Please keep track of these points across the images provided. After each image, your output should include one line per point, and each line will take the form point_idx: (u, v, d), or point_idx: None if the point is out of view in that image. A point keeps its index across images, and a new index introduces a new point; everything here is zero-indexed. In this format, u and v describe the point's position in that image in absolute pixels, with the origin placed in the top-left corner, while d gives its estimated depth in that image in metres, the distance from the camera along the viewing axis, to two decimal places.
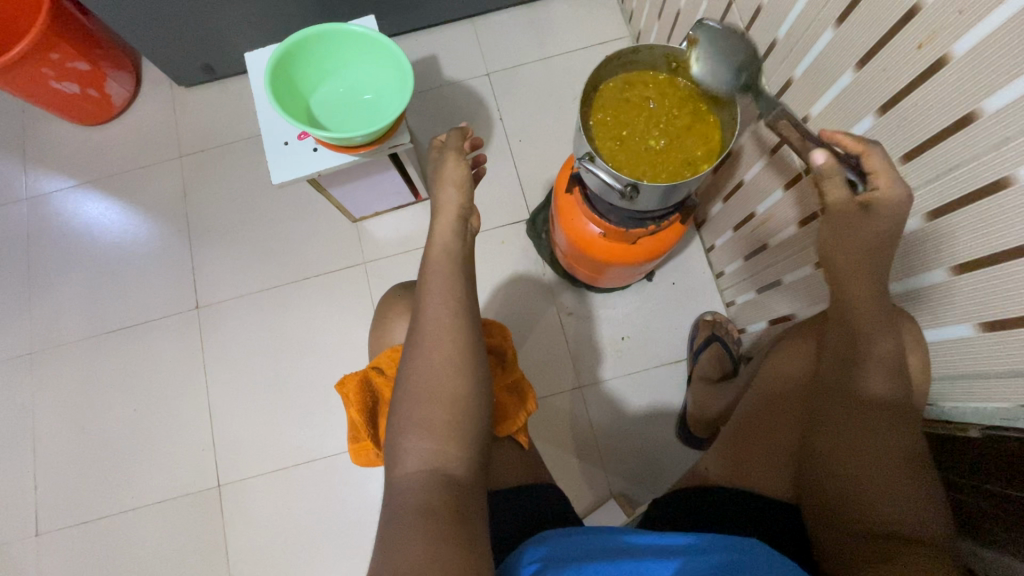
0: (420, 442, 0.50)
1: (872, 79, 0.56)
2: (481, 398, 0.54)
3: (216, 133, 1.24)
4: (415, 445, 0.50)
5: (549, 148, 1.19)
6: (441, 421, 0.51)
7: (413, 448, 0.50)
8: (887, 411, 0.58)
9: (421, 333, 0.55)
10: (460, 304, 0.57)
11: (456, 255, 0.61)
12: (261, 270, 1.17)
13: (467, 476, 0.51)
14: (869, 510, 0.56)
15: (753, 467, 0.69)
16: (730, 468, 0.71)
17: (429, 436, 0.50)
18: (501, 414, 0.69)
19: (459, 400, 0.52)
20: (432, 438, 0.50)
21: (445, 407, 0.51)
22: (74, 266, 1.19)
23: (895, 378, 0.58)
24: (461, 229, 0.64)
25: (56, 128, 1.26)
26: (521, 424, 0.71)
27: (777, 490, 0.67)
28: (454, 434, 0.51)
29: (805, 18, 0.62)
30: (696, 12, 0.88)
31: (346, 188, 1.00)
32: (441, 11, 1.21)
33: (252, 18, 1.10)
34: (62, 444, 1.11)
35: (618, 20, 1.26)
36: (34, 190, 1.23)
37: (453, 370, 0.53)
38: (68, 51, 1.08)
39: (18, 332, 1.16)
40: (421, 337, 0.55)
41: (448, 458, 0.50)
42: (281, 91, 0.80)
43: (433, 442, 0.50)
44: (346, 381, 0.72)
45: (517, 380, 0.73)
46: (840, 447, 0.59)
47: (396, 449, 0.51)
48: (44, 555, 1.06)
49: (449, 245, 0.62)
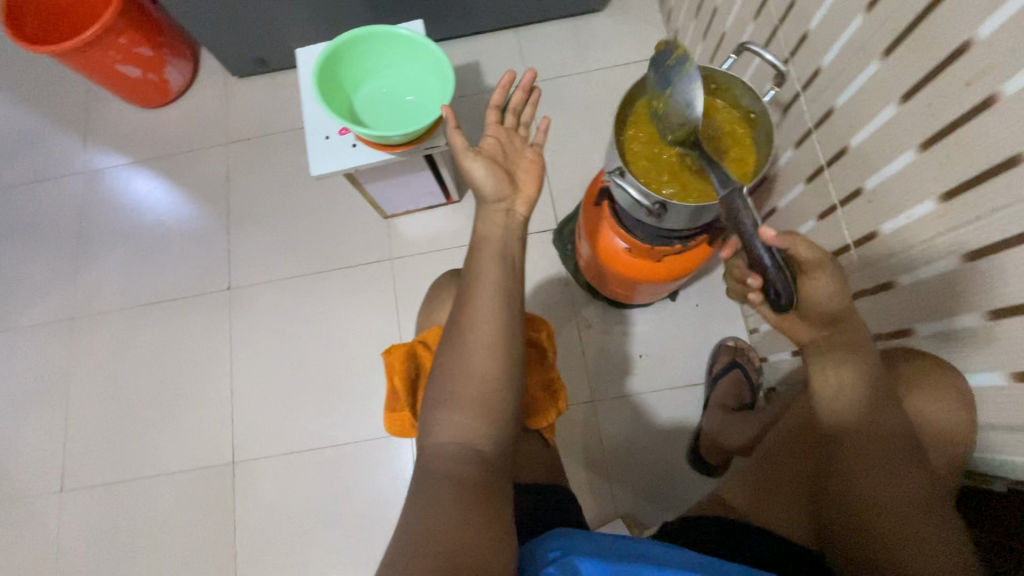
0: (451, 417, 0.50)
1: (916, 113, 0.55)
2: (513, 382, 0.52)
3: (263, 123, 1.29)
4: (447, 419, 0.50)
5: (582, 160, 1.20)
6: (473, 399, 0.50)
7: (446, 421, 0.50)
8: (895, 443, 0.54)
9: (462, 307, 0.54)
10: (502, 281, 0.55)
11: (504, 245, 0.58)
12: (292, 258, 1.21)
13: (489, 462, 0.49)
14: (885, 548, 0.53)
15: (774, 504, 0.67)
16: (753, 501, 0.69)
17: (460, 414, 0.50)
18: (534, 408, 0.70)
19: (492, 386, 0.50)
20: (466, 414, 0.49)
21: (476, 386, 0.50)
22: (120, 238, 1.26)
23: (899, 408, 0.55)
24: (505, 222, 0.60)
25: (116, 108, 1.34)
26: (550, 421, 0.71)
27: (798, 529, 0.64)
28: (484, 414, 0.50)
29: (851, 48, 0.62)
30: (741, 36, 0.88)
31: (381, 185, 1.03)
32: (488, 19, 1.24)
33: (307, 16, 1.15)
34: (92, 406, 1.16)
35: (662, 38, 1.26)
36: (91, 164, 1.31)
37: (492, 351, 0.51)
38: (134, 37, 1.15)
39: (64, 296, 1.23)
40: (462, 321, 0.53)
41: (475, 438, 0.49)
42: (327, 88, 0.83)
43: (462, 418, 0.49)
44: (393, 349, 0.73)
45: (553, 378, 0.73)
46: (863, 492, 0.54)
47: (427, 424, 0.51)
48: (65, 511, 1.11)
49: (495, 235, 0.58)
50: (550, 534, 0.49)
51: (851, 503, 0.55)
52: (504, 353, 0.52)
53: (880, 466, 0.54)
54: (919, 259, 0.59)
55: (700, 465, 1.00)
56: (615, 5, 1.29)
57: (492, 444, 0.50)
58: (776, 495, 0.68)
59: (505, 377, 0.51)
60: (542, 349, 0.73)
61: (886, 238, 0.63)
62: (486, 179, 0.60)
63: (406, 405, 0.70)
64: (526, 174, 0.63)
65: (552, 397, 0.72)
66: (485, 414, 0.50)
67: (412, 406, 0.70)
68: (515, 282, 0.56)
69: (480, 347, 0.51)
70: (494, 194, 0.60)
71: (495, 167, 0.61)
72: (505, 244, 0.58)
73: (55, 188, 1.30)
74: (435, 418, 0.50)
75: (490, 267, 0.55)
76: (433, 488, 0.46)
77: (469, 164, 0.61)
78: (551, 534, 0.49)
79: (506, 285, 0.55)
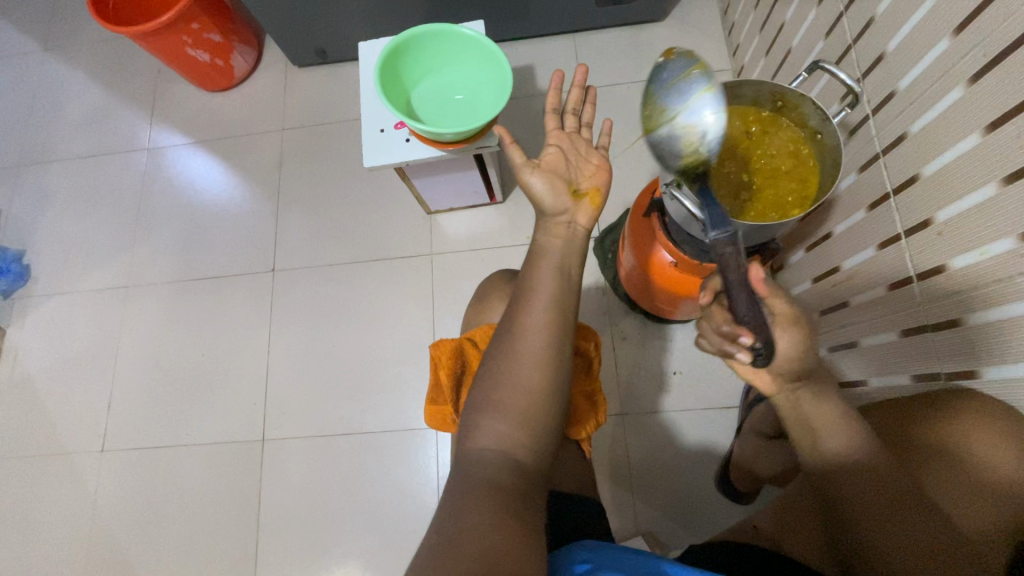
0: (493, 424, 0.50)
1: (1002, 144, 0.52)
2: (557, 396, 0.52)
3: (318, 113, 1.33)
4: (488, 425, 0.50)
5: (630, 170, 1.18)
6: (518, 408, 0.50)
7: (488, 427, 0.50)
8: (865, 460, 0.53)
9: (514, 318, 0.54)
10: (557, 293, 0.55)
11: (561, 260, 0.57)
12: (335, 246, 1.24)
13: (526, 468, 0.49)
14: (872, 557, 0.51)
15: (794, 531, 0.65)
16: (777, 527, 0.68)
17: (500, 420, 0.50)
18: (575, 417, 0.69)
19: (532, 395, 0.50)
20: (506, 421, 0.50)
21: (520, 397, 0.50)
22: (175, 214, 1.31)
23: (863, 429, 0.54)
24: (566, 234, 0.59)
25: (182, 90, 1.40)
26: (589, 432, 0.71)
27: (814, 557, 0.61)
28: (525, 424, 0.50)
29: (933, 73, 0.59)
30: (808, 54, 0.85)
31: (429, 181, 1.04)
32: (546, 24, 1.24)
33: (370, 11, 1.18)
34: (137, 373, 1.21)
35: (721, 52, 1.24)
36: (154, 142, 1.37)
37: (536, 362, 0.51)
38: (206, 23, 1.20)
39: (120, 265, 1.29)
40: (509, 331, 0.53)
41: (513, 445, 0.49)
42: (387, 82, 0.85)
43: (503, 427, 0.49)
44: (439, 343, 0.73)
45: (594, 389, 0.72)
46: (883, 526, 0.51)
47: (467, 427, 0.51)
48: (104, 470, 1.16)
49: (556, 248, 0.58)
50: (572, 546, 0.49)
51: (870, 542, 0.52)
52: (553, 367, 0.52)
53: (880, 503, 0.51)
54: (990, 299, 0.56)
55: (729, 493, 0.95)
56: (674, 16, 1.28)
57: (531, 451, 0.50)
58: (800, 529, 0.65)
59: (551, 390, 0.52)
60: (588, 359, 0.72)
61: (955, 273, 0.60)
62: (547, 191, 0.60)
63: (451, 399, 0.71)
64: (592, 180, 0.63)
65: (593, 408, 0.72)
66: (526, 423, 0.50)
67: (457, 401, 0.71)
68: (572, 296, 0.56)
69: (530, 359, 0.51)
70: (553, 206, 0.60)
71: (553, 178, 0.61)
72: (567, 256, 0.58)
73: (120, 162, 1.36)
74: (475, 421, 0.50)
75: (547, 274, 0.56)
76: (471, 489, 0.46)
77: (530, 175, 0.61)
78: (581, 544, 0.49)
79: (561, 300, 0.55)
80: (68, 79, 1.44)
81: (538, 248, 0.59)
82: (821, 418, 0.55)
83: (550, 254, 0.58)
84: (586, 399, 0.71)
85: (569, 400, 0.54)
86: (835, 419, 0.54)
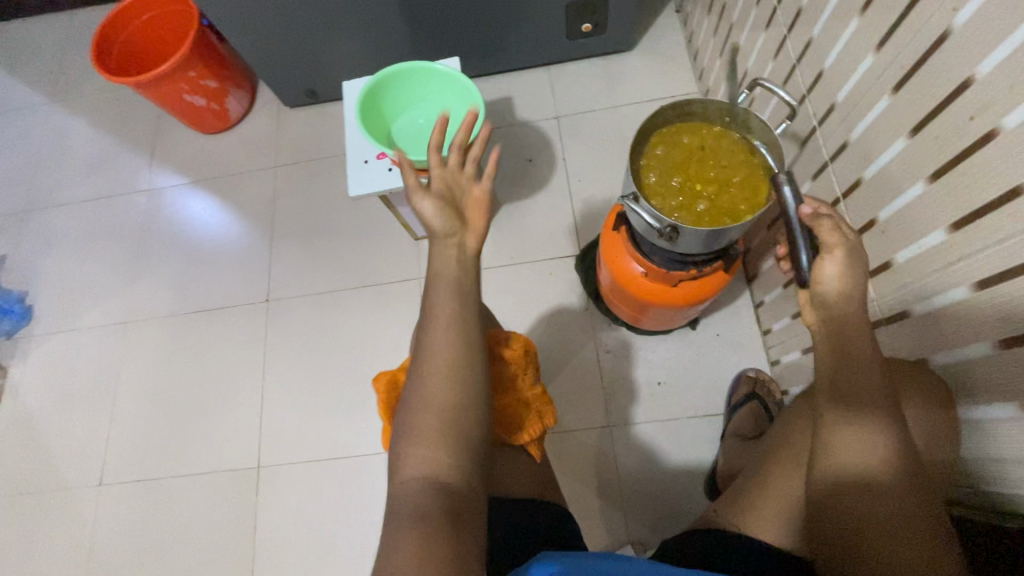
0: (418, 448, 0.57)
1: (925, 146, 0.56)
2: (475, 409, 0.59)
3: (310, 149, 1.40)
4: (421, 434, 0.58)
5: (608, 190, 1.24)
6: (444, 412, 0.58)
7: (413, 456, 0.57)
8: (877, 414, 0.53)
9: (424, 336, 0.62)
10: (459, 325, 0.62)
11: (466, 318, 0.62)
12: (327, 275, 1.28)
13: (459, 482, 0.57)
14: (872, 535, 0.53)
15: (760, 516, 0.65)
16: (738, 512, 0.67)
17: (422, 447, 0.57)
18: (517, 423, 0.73)
19: (445, 411, 0.58)
20: (427, 447, 0.57)
21: (434, 416, 0.58)
22: (174, 251, 1.36)
23: (885, 402, 0.53)
24: (456, 254, 0.64)
25: (181, 133, 1.47)
26: (534, 437, 0.74)
27: (788, 538, 0.63)
28: (444, 441, 0.57)
29: (863, 86, 0.64)
30: (762, 73, 0.91)
31: (414, 208, 1.10)
32: (522, 57, 1.32)
33: (357, 52, 1.26)
34: (135, 406, 1.24)
35: (689, 76, 1.32)
36: (154, 184, 1.43)
37: (448, 386, 0.59)
38: (202, 70, 1.28)
39: (119, 301, 1.33)
40: (423, 366, 0.61)
41: (437, 468, 0.56)
42: (368, 117, 0.91)
43: (425, 452, 0.57)
44: (379, 377, 0.77)
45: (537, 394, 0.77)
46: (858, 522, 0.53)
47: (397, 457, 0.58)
48: (101, 503, 1.17)
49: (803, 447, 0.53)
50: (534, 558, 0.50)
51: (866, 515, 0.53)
52: (466, 390, 0.60)
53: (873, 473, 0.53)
54: (932, 289, 0.60)
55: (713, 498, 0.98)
56: (643, 45, 1.35)
57: (452, 470, 0.57)
58: (763, 494, 0.66)
59: (469, 390, 0.60)
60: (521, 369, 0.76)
61: (900, 268, 0.64)
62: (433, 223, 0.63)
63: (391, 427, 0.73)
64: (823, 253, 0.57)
65: (539, 413, 0.75)
66: (445, 428, 0.58)
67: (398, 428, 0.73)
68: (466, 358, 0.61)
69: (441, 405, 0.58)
70: (444, 233, 0.64)
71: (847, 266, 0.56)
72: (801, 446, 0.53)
73: (121, 204, 1.42)
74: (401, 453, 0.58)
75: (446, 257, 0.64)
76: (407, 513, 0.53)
77: (418, 196, 0.63)
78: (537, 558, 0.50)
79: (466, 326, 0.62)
80: (73, 127, 1.52)
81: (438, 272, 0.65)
82: (861, 437, 0.53)
83: (437, 236, 0.64)
84: (524, 402, 0.74)
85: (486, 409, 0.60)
86: (881, 441, 0.52)
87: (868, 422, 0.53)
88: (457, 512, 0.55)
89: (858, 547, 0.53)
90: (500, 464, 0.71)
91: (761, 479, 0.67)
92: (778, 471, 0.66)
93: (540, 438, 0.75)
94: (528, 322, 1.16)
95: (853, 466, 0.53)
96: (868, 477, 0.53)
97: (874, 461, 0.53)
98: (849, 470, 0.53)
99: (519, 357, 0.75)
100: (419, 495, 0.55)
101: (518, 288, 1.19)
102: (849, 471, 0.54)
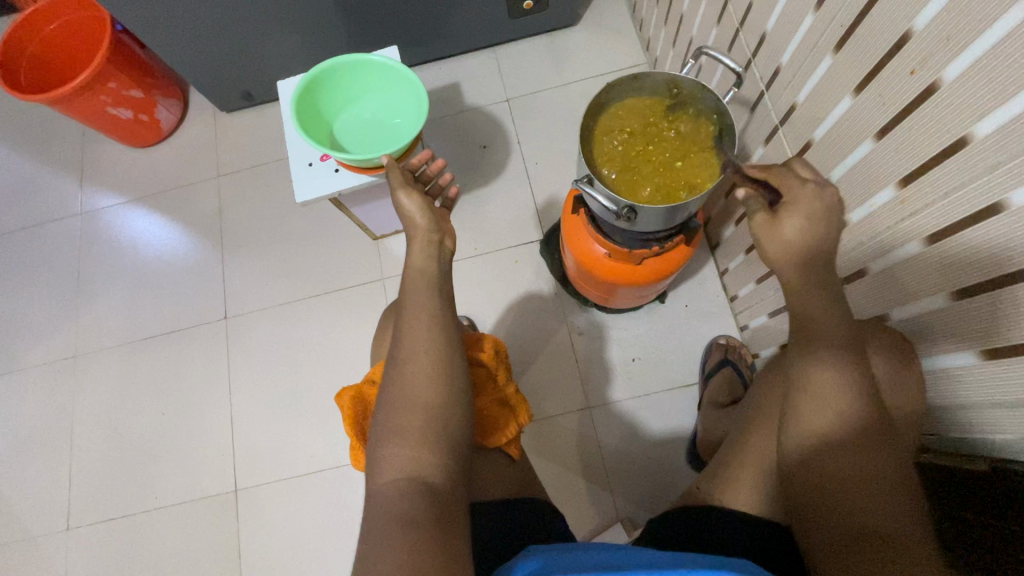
0: (396, 449, 0.56)
1: (870, 104, 0.56)
2: (457, 406, 0.59)
3: (252, 154, 1.33)
4: (400, 435, 0.56)
5: (565, 171, 1.22)
6: (426, 408, 0.58)
7: (393, 457, 0.56)
8: (844, 368, 0.53)
9: (400, 338, 0.62)
10: (435, 319, 0.62)
11: (440, 315, 0.63)
12: (286, 284, 1.23)
13: (444, 484, 0.56)
14: (847, 494, 0.53)
15: (737, 488, 0.65)
16: (718, 483, 0.67)
17: (404, 448, 0.56)
18: (492, 426, 0.72)
19: (429, 409, 0.58)
20: (409, 447, 0.56)
21: (417, 416, 0.57)
22: (118, 275, 1.28)
23: (852, 357, 0.54)
24: (435, 251, 0.67)
25: (111, 150, 1.37)
26: (511, 436, 0.73)
27: (770, 510, 0.63)
28: (427, 439, 0.56)
29: (805, 46, 0.63)
30: (706, 40, 0.90)
31: (367, 208, 1.06)
32: (465, 40, 1.27)
33: (291, 48, 1.19)
34: (97, 443, 1.18)
35: (636, 48, 1.30)
36: (87, 206, 1.34)
37: (427, 381, 0.59)
38: (123, 80, 1.19)
39: (66, 335, 1.25)
40: (401, 364, 0.60)
41: (421, 467, 0.55)
42: (306, 118, 0.86)
43: (408, 451, 0.56)
44: (342, 393, 0.75)
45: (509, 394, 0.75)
46: (828, 474, 0.54)
47: (375, 460, 0.57)
48: (72, 549, 1.11)
49: (815, 419, 0.55)
50: (515, 558, 0.45)
51: (837, 475, 0.53)
52: (450, 385, 0.59)
53: (840, 429, 0.53)
54: (887, 245, 0.60)
55: (698, 466, 1.00)
56: (587, 19, 1.33)
57: (437, 470, 0.56)
58: (738, 463, 0.66)
59: (452, 387, 0.60)
60: (493, 369, 0.74)
61: (855, 228, 0.64)
62: (418, 220, 0.69)
63: (359, 442, 0.71)
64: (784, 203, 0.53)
65: (511, 412, 0.74)
66: (427, 426, 0.57)
67: (366, 441, 0.71)
68: (439, 354, 0.60)
69: (427, 402, 0.58)
70: (427, 228, 0.68)
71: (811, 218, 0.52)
72: (810, 410, 0.54)
73: (52, 231, 1.33)
74: (381, 455, 0.56)
75: (424, 258, 0.66)
76: (389, 521, 0.52)
77: (403, 200, 0.70)
78: (517, 557, 0.46)
79: (443, 322, 0.63)
80: None
81: (411, 269, 0.67)
82: (825, 384, 0.54)
83: (419, 231, 0.68)
84: (500, 401, 0.74)
85: (466, 405, 0.60)
86: (842, 385, 0.53)
87: (830, 373, 0.53)
88: (441, 510, 0.53)
89: (830, 505, 0.54)
90: (479, 464, 0.70)
91: (736, 448, 0.68)
92: (755, 438, 0.66)
93: (517, 437, 0.74)
94: (498, 312, 1.15)
95: (820, 418, 0.54)
96: (835, 427, 0.54)
97: (840, 412, 0.53)
98: (817, 423, 0.54)
99: (492, 358, 0.74)
100: (400, 498, 0.53)
101: (485, 279, 1.17)
102: (818, 421, 0.54)
